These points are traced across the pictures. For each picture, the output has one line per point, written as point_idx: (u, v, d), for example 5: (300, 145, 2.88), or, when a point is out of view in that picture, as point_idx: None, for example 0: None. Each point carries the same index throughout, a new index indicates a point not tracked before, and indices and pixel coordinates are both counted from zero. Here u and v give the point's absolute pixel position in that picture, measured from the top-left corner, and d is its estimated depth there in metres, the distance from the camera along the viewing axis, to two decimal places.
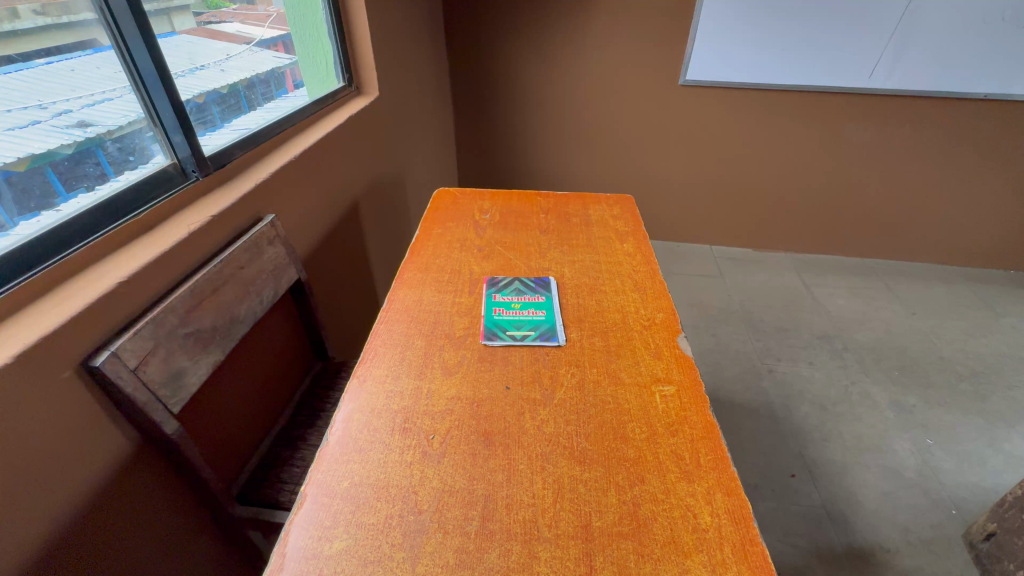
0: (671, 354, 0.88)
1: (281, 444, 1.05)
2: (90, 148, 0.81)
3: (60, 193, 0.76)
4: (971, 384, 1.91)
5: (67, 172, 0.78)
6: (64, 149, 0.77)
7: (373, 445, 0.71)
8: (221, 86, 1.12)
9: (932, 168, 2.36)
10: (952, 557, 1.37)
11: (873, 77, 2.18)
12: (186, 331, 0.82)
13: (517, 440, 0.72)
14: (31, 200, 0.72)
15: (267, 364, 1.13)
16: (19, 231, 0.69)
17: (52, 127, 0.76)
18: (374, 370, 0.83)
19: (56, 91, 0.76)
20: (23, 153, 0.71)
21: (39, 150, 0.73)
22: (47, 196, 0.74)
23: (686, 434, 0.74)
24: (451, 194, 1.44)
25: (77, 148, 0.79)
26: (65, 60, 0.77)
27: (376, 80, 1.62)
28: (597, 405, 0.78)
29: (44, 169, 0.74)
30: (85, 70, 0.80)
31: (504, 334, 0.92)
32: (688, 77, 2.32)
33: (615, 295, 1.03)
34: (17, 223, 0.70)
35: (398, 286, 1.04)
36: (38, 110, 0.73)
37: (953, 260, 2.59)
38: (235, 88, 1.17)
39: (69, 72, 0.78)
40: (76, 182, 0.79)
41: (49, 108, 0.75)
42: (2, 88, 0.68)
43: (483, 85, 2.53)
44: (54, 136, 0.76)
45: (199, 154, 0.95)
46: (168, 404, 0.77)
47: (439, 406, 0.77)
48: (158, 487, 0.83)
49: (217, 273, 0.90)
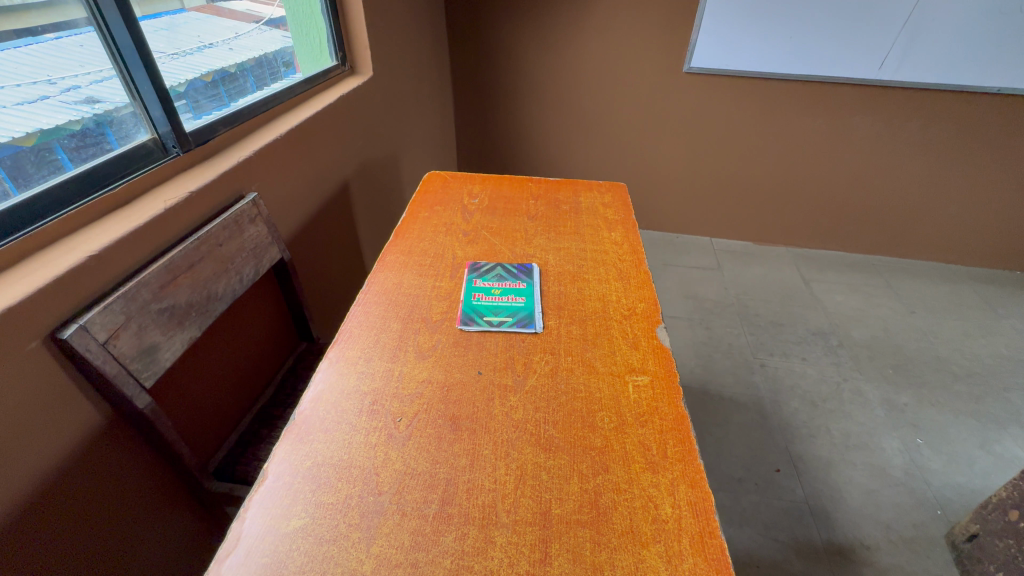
0: (648, 345, 0.87)
1: (260, 422, 1.06)
2: (97, 125, 0.84)
3: (65, 164, 0.78)
4: (965, 385, 1.89)
5: (73, 147, 0.80)
6: (72, 125, 0.80)
7: (338, 426, 0.71)
8: (229, 64, 1.15)
9: (940, 165, 2.31)
10: (932, 557, 1.36)
11: (883, 69, 2.12)
12: (161, 306, 0.82)
13: (484, 425, 0.72)
14: (30, 171, 0.74)
15: (250, 343, 1.14)
16: (22, 198, 0.71)
17: (60, 103, 0.79)
18: (346, 351, 0.83)
19: (65, 67, 0.79)
20: (33, 127, 0.75)
21: (48, 126, 0.77)
22: (52, 167, 0.77)
23: (655, 425, 0.73)
24: (441, 177, 1.43)
25: (84, 124, 0.82)
26: (72, 36, 0.79)
27: (371, 60, 1.60)
28: (568, 392, 0.78)
29: (51, 144, 0.77)
30: (94, 46, 0.82)
31: (481, 320, 0.91)
32: (693, 64, 2.27)
33: (598, 283, 1.02)
34: (22, 193, 0.72)
35: (378, 268, 1.03)
36: (47, 85, 0.77)
37: (957, 259, 2.54)
38: (244, 67, 1.20)
39: (78, 47, 0.80)
40: (82, 155, 0.81)
41: (57, 84, 0.78)
42: (11, 63, 0.72)
43: (484, 67, 2.49)
44: (62, 112, 0.79)
45: (179, 129, 0.94)
46: (140, 378, 0.77)
47: (409, 389, 0.77)
48: (130, 460, 0.83)
49: (194, 250, 0.89)
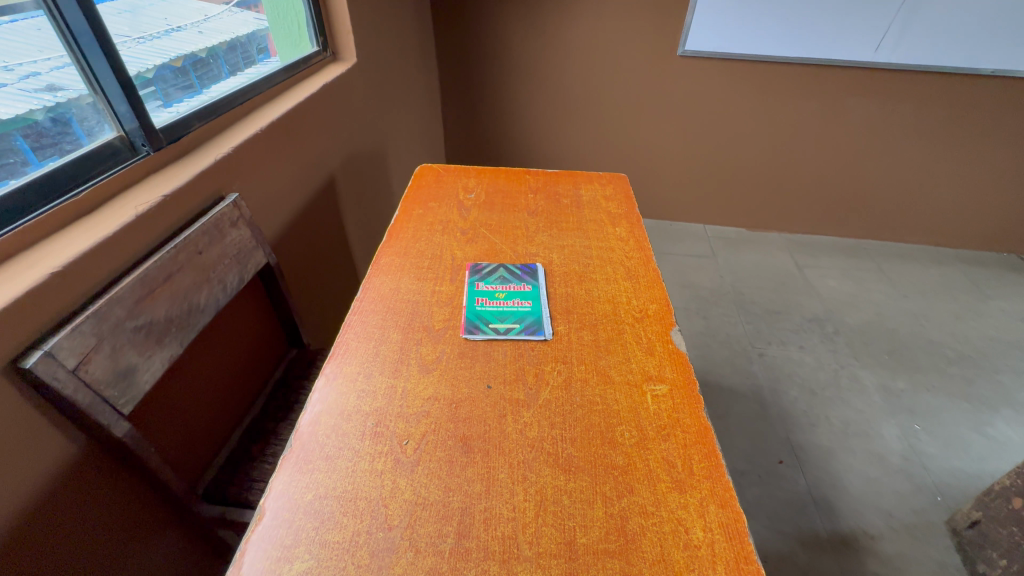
0: (664, 350, 0.83)
1: (252, 438, 0.99)
2: (56, 119, 0.76)
3: (32, 161, 0.71)
4: (958, 368, 1.90)
5: (34, 139, 0.73)
6: (34, 115, 0.73)
7: (341, 453, 0.65)
8: (199, 49, 1.06)
9: (931, 147, 2.30)
10: (933, 543, 1.37)
11: (879, 51, 2.09)
12: (136, 324, 0.75)
13: (498, 445, 0.67)
14: None
15: (238, 353, 1.07)
16: None
17: (19, 91, 0.71)
18: (344, 366, 0.77)
19: (21, 52, 0.71)
20: None
21: (6, 116, 0.69)
22: (9, 169, 0.68)
23: (678, 439, 0.69)
24: (434, 170, 1.36)
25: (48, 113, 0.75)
26: (30, 19, 0.71)
27: (354, 46, 1.50)
28: (584, 406, 0.73)
29: (13, 135, 0.70)
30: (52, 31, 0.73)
31: (487, 327, 0.85)
32: (687, 47, 2.21)
33: (606, 284, 0.97)
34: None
35: (373, 272, 0.97)
36: (4, 72, 0.69)
37: (947, 241, 2.55)
38: (214, 52, 1.10)
39: (36, 31, 0.72)
40: (44, 151, 0.73)
41: (15, 71, 0.70)
42: None
43: (471, 51, 2.38)
44: (22, 100, 0.72)
45: (149, 125, 0.85)
46: (117, 405, 0.71)
47: (415, 408, 0.71)
48: (111, 491, 0.76)
49: (171, 259, 0.82)
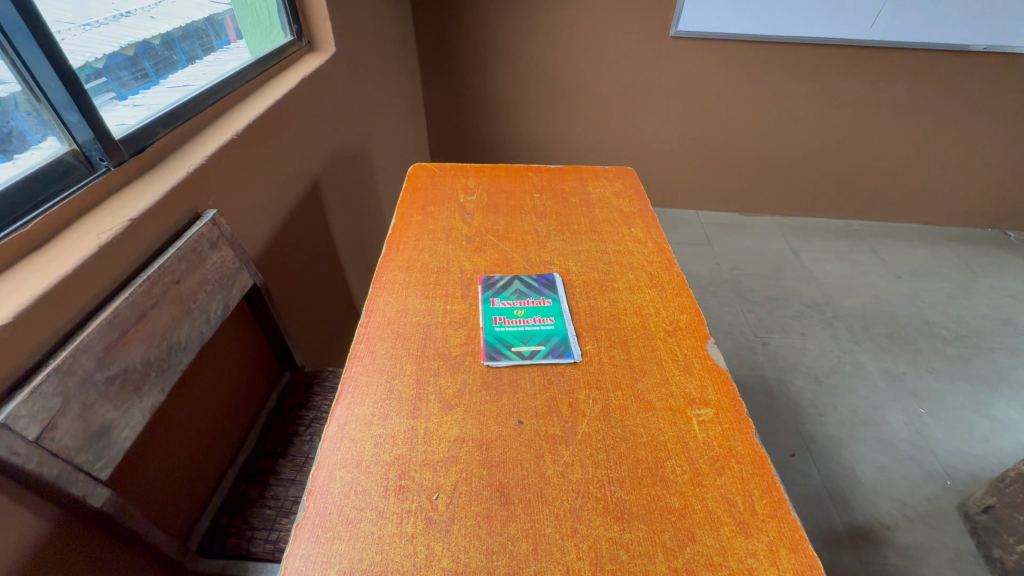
0: (703, 367, 0.76)
1: (248, 479, 0.89)
2: None
3: None
4: (955, 348, 1.91)
5: None
6: None
7: (362, 515, 0.57)
8: (153, 36, 0.92)
9: (922, 126, 2.29)
10: (947, 530, 1.38)
11: (873, 28, 2.04)
12: (108, 375, 0.64)
13: (540, 493, 0.60)
14: None
15: (229, 383, 0.96)
16: None
17: None
18: (354, 408, 0.68)
19: None
20: None
21: None
22: None
23: (734, 472, 0.63)
24: (429, 170, 1.26)
25: None
26: None
27: (332, 34, 1.37)
28: (627, 438, 0.66)
29: None
30: None
31: (509, 352, 0.77)
32: (680, 28, 2.12)
33: (631, 293, 0.90)
34: None
35: (376, 292, 0.87)
36: None
37: (934, 219, 2.58)
38: (170, 38, 0.96)
39: None
40: None
41: None
42: None
43: (452, 36, 2.24)
44: None
45: (107, 137, 0.73)
46: (93, 471, 0.61)
47: (441, 454, 0.63)
48: (92, 564, 0.66)
49: (145, 293, 0.71)
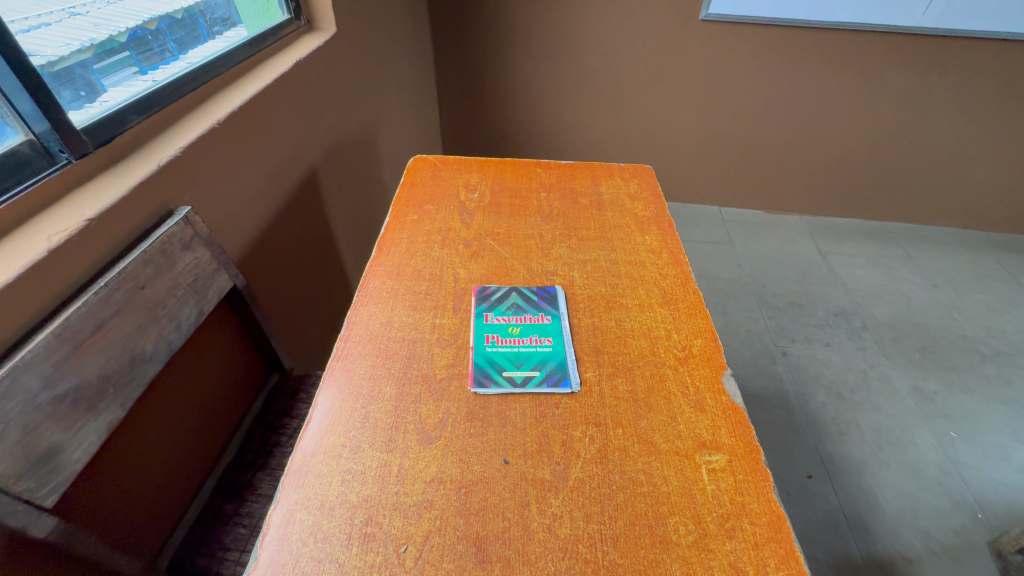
0: (716, 404, 0.68)
1: (223, 493, 0.85)
2: None
3: None
4: (995, 366, 1.78)
5: None
6: None
7: (320, 569, 0.51)
8: (175, 10, 0.94)
9: (971, 123, 2.11)
10: (975, 567, 1.28)
11: (926, 14, 1.86)
12: (55, 394, 0.59)
13: (522, 551, 0.53)
14: None
15: (207, 387, 0.92)
16: None
17: None
18: (325, 438, 0.62)
19: None
20: None
21: None
22: None
23: (746, 534, 0.55)
24: (429, 163, 1.18)
25: None
26: None
27: (332, 12, 1.28)
28: (625, 488, 0.59)
29: None
30: None
31: (500, 376, 0.70)
32: (710, 11, 1.97)
33: (640, 312, 0.81)
34: None
35: (360, 301, 0.80)
36: None
37: (977, 223, 2.40)
38: (190, 11, 0.97)
39: None
40: None
41: None
42: None
43: (467, 16, 2.12)
44: None
45: (67, 127, 0.66)
46: (35, 499, 0.56)
47: (414, 497, 0.57)
48: None
49: (102, 300, 0.65)
